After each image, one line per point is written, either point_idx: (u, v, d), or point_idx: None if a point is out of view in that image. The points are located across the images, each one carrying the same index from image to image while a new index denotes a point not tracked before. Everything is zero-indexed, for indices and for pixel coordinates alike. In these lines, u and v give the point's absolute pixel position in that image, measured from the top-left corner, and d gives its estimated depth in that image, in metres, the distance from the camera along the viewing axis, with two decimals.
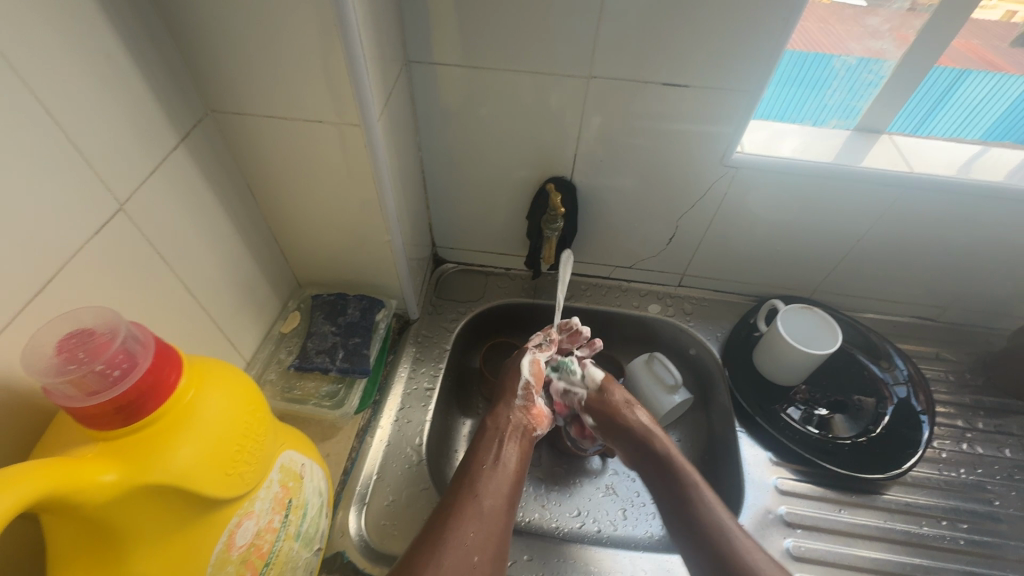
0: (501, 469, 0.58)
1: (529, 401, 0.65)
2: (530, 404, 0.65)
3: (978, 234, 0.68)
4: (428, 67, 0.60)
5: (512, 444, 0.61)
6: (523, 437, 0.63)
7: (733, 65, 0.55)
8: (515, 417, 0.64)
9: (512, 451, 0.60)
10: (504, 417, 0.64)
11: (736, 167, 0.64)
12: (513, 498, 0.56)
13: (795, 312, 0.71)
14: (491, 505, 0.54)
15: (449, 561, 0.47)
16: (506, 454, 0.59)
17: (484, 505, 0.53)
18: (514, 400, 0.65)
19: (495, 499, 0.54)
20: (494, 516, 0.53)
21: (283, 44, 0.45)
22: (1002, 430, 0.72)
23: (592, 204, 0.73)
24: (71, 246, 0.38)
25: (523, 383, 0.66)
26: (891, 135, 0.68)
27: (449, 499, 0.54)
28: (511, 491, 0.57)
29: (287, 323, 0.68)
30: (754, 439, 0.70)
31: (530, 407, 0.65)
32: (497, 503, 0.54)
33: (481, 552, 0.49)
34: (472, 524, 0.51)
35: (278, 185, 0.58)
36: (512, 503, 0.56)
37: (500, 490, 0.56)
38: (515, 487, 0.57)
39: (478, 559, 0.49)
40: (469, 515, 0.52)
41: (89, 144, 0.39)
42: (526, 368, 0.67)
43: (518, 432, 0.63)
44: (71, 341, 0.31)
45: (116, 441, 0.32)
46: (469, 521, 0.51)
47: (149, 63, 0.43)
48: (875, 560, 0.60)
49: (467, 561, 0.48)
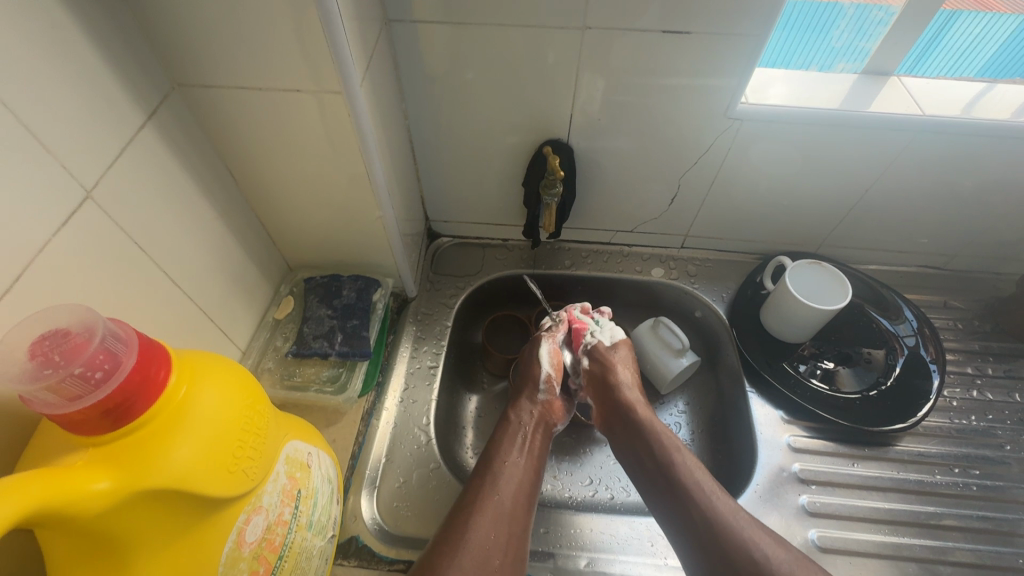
0: (521, 464, 0.56)
1: (552, 395, 0.63)
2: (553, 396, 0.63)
3: (991, 179, 0.65)
4: (409, 27, 0.55)
5: (536, 438, 0.60)
6: (544, 430, 0.61)
7: (738, 9, 0.51)
8: (538, 410, 0.62)
9: (536, 446, 0.59)
10: (528, 409, 0.62)
11: (740, 120, 0.61)
12: (532, 490, 0.55)
13: (803, 267, 0.70)
14: (512, 504, 0.53)
15: (470, 564, 0.47)
16: (528, 450, 0.58)
17: (506, 503, 0.52)
18: (538, 393, 0.63)
19: (516, 497, 0.53)
20: (515, 516, 0.52)
21: (250, 8, 0.41)
22: (1011, 375, 0.72)
23: (590, 166, 0.70)
24: (38, 241, 0.35)
25: (545, 374, 0.64)
26: (901, 75, 0.65)
27: (466, 496, 0.53)
28: (531, 484, 0.55)
29: (281, 309, 0.66)
30: (764, 398, 0.69)
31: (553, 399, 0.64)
32: (518, 500, 0.53)
33: (501, 555, 0.49)
34: (491, 525, 0.50)
35: (259, 164, 0.55)
36: (532, 495, 0.55)
37: (521, 485, 0.54)
38: (535, 480, 0.56)
39: (499, 562, 0.48)
40: (490, 515, 0.51)
41: (45, 129, 0.35)
42: (546, 358, 0.64)
43: (540, 426, 0.61)
44: (43, 344, 0.29)
45: (105, 447, 0.29)
46: (487, 521, 0.50)
47: (103, 34, 0.39)
48: (888, 511, 0.61)
49: (487, 563, 0.47)
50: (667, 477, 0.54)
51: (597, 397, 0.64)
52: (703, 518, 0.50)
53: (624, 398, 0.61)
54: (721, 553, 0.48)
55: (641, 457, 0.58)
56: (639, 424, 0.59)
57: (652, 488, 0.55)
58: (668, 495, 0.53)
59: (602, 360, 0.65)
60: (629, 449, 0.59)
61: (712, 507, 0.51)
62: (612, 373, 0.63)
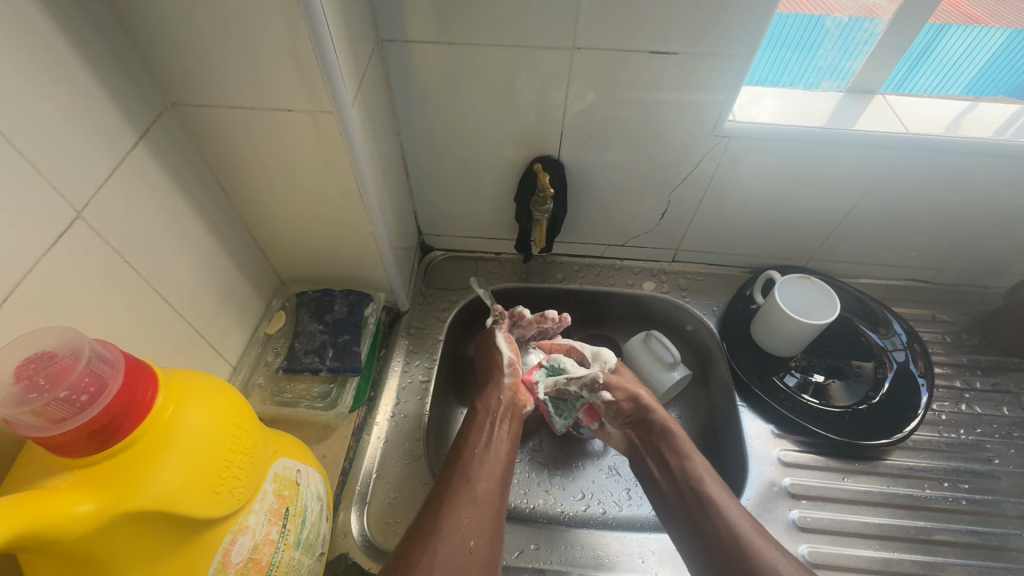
0: (493, 452, 0.56)
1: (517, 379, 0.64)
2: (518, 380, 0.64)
3: (976, 195, 0.66)
4: (401, 47, 0.56)
5: (503, 426, 0.59)
6: (512, 416, 0.61)
7: (724, 31, 0.53)
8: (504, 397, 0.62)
9: (504, 433, 0.59)
10: (495, 397, 0.61)
11: (729, 137, 0.62)
12: (505, 478, 0.55)
13: (792, 282, 0.70)
14: (484, 488, 0.53)
15: (445, 549, 0.47)
16: (498, 437, 0.58)
17: (478, 489, 0.52)
18: (503, 379, 0.63)
19: (488, 480, 0.53)
20: (488, 500, 0.52)
21: (243, 31, 0.41)
22: (999, 388, 0.73)
23: (581, 181, 0.71)
24: (28, 261, 0.35)
25: (507, 360, 0.64)
26: (885, 94, 0.66)
27: (439, 487, 0.53)
28: (504, 471, 0.56)
29: (272, 324, 0.66)
30: (755, 412, 0.69)
31: (518, 384, 0.64)
32: (491, 486, 0.53)
33: (477, 536, 0.49)
34: (465, 508, 0.50)
35: (251, 181, 0.55)
36: (504, 483, 0.55)
37: (493, 470, 0.55)
38: (508, 467, 0.56)
39: (475, 543, 0.48)
40: (464, 500, 0.51)
41: (36, 151, 0.35)
42: (506, 348, 0.65)
43: (508, 413, 0.61)
44: (30, 366, 0.29)
45: (90, 469, 0.29)
46: (460, 506, 0.50)
47: (97, 57, 0.40)
48: (878, 526, 0.61)
49: (463, 546, 0.47)
50: (693, 490, 0.55)
51: (630, 421, 0.63)
52: (726, 531, 0.51)
53: (658, 419, 0.61)
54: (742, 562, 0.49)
55: (669, 472, 0.58)
56: (672, 443, 0.60)
57: (676, 502, 0.56)
58: (693, 508, 0.55)
59: (620, 386, 0.64)
60: (655, 464, 0.60)
61: (735, 522, 0.52)
62: (640, 396, 0.63)
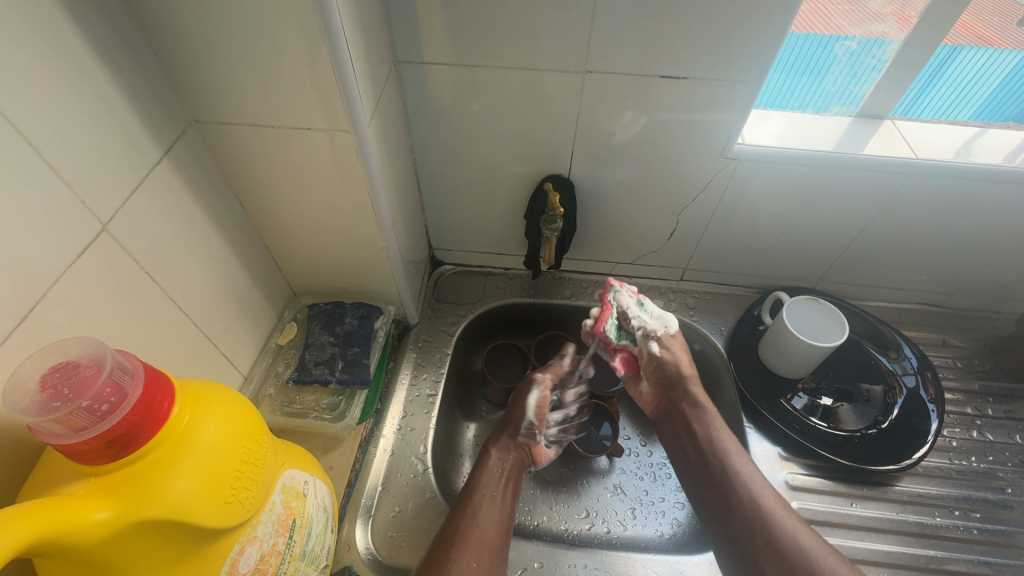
0: (499, 499, 0.57)
1: (531, 438, 0.64)
2: (532, 441, 0.64)
3: (986, 221, 0.66)
4: (418, 68, 0.58)
5: (511, 477, 0.60)
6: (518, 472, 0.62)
7: (732, 56, 0.54)
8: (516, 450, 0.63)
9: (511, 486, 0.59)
10: (506, 446, 0.62)
11: (737, 159, 0.63)
12: (507, 527, 0.55)
13: (800, 303, 0.70)
14: (491, 537, 0.52)
15: None
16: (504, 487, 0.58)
17: (485, 537, 0.52)
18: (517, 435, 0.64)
19: (495, 527, 0.54)
20: (492, 549, 0.52)
21: (267, 54, 0.43)
22: (1011, 416, 0.72)
23: (590, 199, 0.71)
24: (55, 271, 0.37)
25: (528, 422, 0.64)
26: (894, 118, 0.66)
27: (449, 528, 0.53)
28: (507, 520, 0.55)
29: (284, 335, 0.67)
30: (763, 434, 0.69)
31: (531, 445, 0.64)
32: (495, 534, 0.53)
33: None
34: (473, 555, 0.50)
35: (268, 196, 0.57)
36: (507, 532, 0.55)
37: (498, 520, 0.55)
38: (510, 516, 0.56)
39: None
40: (472, 547, 0.51)
41: (67, 167, 0.37)
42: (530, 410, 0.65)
43: (515, 469, 0.61)
44: (54, 376, 0.30)
45: (106, 477, 0.30)
46: (470, 552, 0.50)
47: (126, 76, 0.41)
48: (888, 553, 0.60)
49: None
50: (715, 464, 0.57)
51: (656, 383, 0.65)
52: (745, 497, 0.54)
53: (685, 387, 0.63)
54: (763, 531, 0.51)
55: (693, 442, 0.60)
56: (697, 410, 0.61)
57: (702, 475, 0.58)
58: (718, 483, 0.56)
59: (670, 347, 0.64)
60: (679, 437, 0.62)
61: (756, 489, 0.54)
62: (675, 360, 0.64)
